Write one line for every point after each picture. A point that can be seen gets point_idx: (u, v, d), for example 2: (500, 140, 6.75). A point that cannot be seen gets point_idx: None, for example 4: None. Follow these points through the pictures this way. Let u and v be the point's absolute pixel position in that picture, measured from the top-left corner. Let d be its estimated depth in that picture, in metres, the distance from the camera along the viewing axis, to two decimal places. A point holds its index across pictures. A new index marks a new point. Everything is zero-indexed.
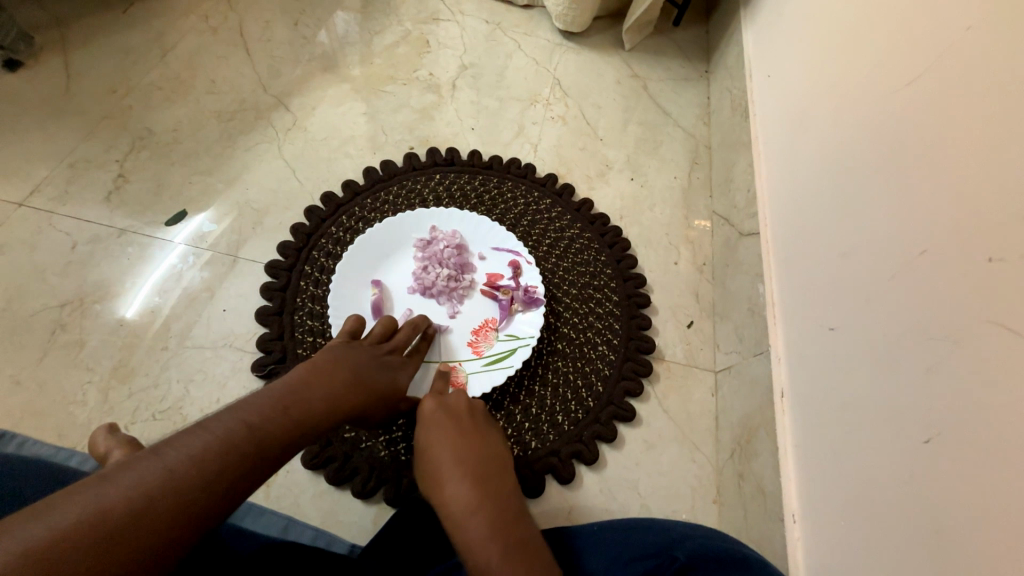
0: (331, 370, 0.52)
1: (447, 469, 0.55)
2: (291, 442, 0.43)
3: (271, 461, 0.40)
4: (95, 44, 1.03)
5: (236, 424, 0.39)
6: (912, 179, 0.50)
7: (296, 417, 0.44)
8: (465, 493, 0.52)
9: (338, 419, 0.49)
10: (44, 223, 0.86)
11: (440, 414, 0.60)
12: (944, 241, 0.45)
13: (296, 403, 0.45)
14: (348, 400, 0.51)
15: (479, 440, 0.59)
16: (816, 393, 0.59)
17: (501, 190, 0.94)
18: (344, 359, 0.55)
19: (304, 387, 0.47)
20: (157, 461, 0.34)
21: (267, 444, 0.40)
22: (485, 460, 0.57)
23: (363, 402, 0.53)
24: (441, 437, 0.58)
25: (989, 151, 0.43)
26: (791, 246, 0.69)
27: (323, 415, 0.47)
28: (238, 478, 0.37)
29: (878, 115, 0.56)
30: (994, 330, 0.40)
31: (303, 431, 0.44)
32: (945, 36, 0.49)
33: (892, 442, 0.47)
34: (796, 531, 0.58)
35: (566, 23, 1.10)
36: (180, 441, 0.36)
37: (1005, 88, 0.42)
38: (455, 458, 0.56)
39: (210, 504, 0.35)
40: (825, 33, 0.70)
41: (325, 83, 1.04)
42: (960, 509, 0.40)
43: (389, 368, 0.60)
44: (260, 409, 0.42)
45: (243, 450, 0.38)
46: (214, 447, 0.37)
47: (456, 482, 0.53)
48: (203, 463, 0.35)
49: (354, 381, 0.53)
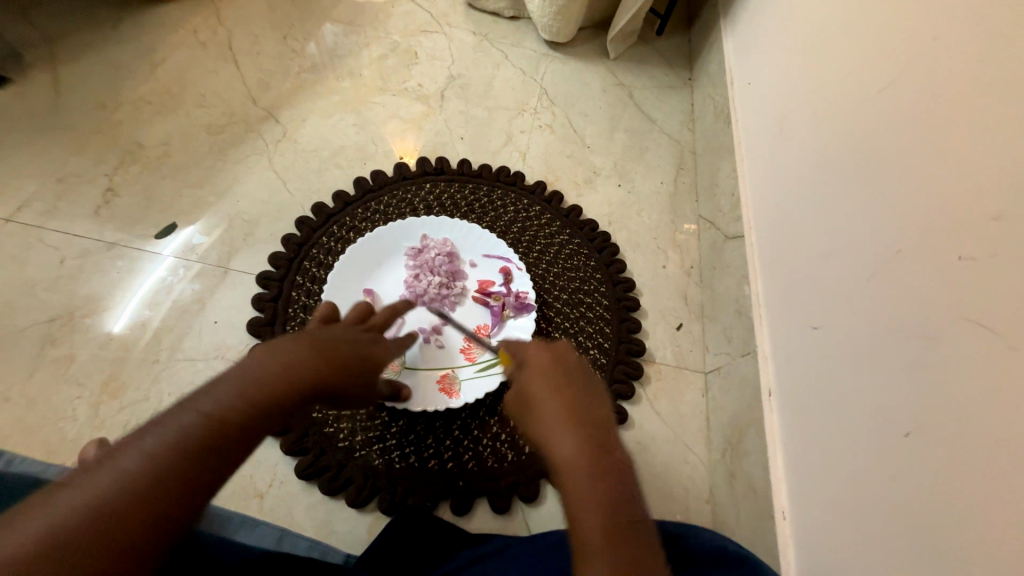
0: (293, 343, 0.41)
1: (556, 436, 0.42)
2: (254, 425, 0.36)
3: (234, 448, 0.35)
4: (85, 59, 1.04)
5: (192, 419, 0.35)
6: (886, 184, 0.51)
7: (258, 398, 0.37)
8: (584, 464, 0.40)
9: (321, 388, 0.41)
10: (33, 238, 0.86)
11: (551, 359, 0.47)
12: (917, 241, 0.47)
13: (260, 382, 0.38)
14: (330, 370, 0.42)
15: (589, 399, 0.45)
16: (802, 390, 0.60)
17: (492, 198, 0.95)
18: (308, 334, 0.43)
19: (266, 361, 0.39)
20: (107, 469, 0.32)
21: (230, 432, 0.35)
22: (601, 425, 0.43)
23: (348, 371, 0.44)
24: (548, 394, 0.44)
25: (955, 155, 0.45)
26: (774, 246, 0.71)
27: (297, 390, 0.39)
28: (198, 474, 0.34)
29: (855, 121, 0.57)
30: (966, 326, 0.42)
31: (272, 412, 0.38)
32: (914, 45, 0.51)
33: (876, 435, 0.48)
34: (786, 528, 0.59)
35: (552, 34, 1.12)
36: (122, 450, 0.33)
37: (974, 94, 0.44)
38: (570, 419, 0.42)
39: (171, 503, 0.32)
40: (803, 40, 0.71)
41: (314, 95, 1.05)
42: (942, 499, 0.41)
43: (373, 335, 0.53)
44: (214, 394, 0.36)
45: (201, 444, 0.34)
46: (157, 452, 0.33)
47: (572, 456, 0.40)
48: (145, 474, 0.32)
49: (324, 347, 0.43)
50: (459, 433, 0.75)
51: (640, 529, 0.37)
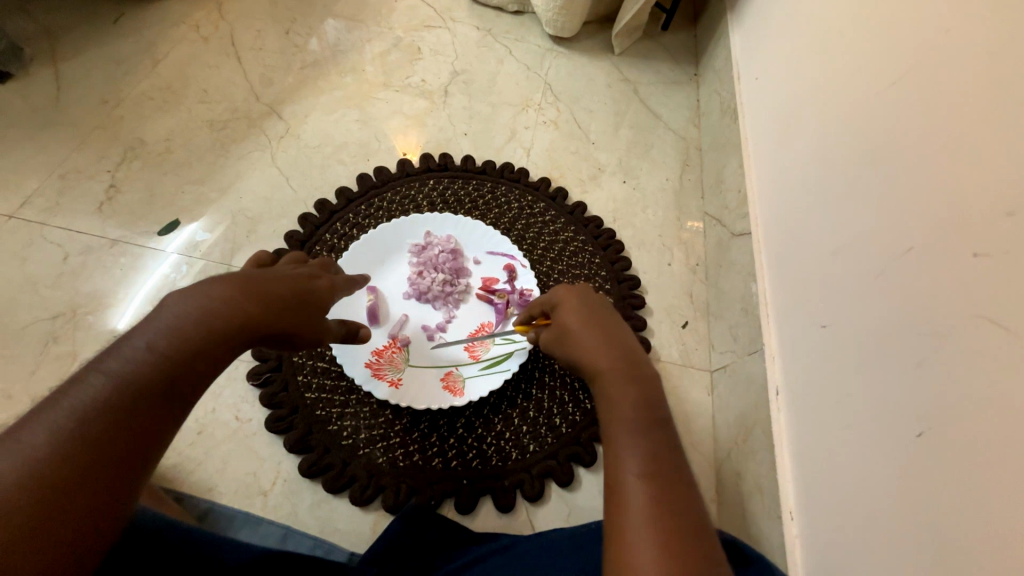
0: (207, 288, 0.43)
1: (591, 354, 0.49)
2: (178, 374, 0.39)
3: (161, 399, 0.37)
4: (86, 55, 1.03)
5: (101, 383, 0.36)
6: (898, 180, 0.51)
7: (169, 349, 0.39)
8: (612, 368, 0.46)
9: (247, 330, 0.44)
10: (35, 235, 0.86)
11: (581, 299, 0.54)
12: (928, 238, 0.46)
13: (175, 334, 0.39)
14: (252, 312, 0.45)
15: (613, 327, 0.51)
16: (811, 389, 0.59)
17: (496, 194, 0.94)
18: (231, 278, 0.46)
19: (175, 313, 0.40)
20: (19, 444, 0.33)
21: (145, 385, 0.37)
22: (625, 344, 0.49)
23: (271, 314, 0.47)
24: (578, 324, 0.52)
25: (968, 150, 0.44)
26: (782, 243, 0.70)
27: (222, 336, 0.42)
28: (129, 430, 0.35)
29: (866, 116, 0.57)
30: (979, 323, 0.41)
31: (194, 359, 0.40)
32: (926, 38, 0.50)
33: (886, 434, 0.47)
34: (794, 528, 0.58)
35: (556, 28, 1.11)
36: (39, 418, 0.34)
37: (988, 88, 0.43)
38: (602, 341, 0.49)
39: (108, 460, 0.34)
40: (812, 34, 0.70)
41: (316, 91, 1.05)
42: (954, 499, 0.40)
43: (302, 280, 0.55)
44: (123, 352, 0.38)
45: (120, 402, 0.36)
46: (81, 413, 0.34)
47: (605, 364, 0.47)
48: (69, 434, 0.33)
49: (241, 292, 0.45)
50: (463, 431, 0.75)
51: (661, 421, 0.43)
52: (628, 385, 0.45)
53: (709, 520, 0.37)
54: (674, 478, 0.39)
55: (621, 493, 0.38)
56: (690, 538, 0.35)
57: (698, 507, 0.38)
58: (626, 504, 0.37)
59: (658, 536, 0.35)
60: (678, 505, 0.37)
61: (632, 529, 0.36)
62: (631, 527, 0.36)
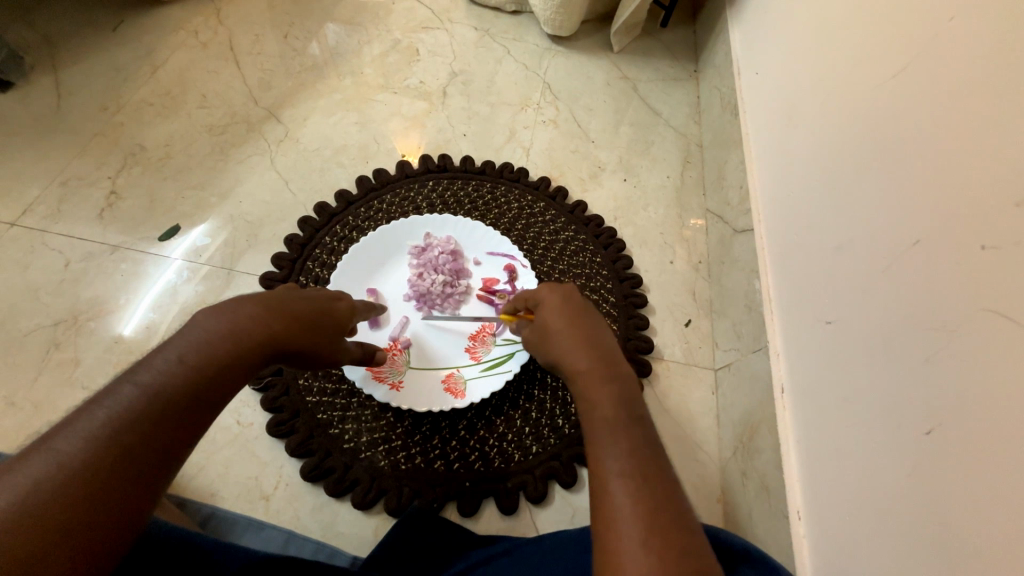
0: (234, 306, 0.45)
1: (571, 356, 0.49)
2: (207, 390, 0.39)
3: (188, 411, 0.37)
4: (87, 62, 1.04)
5: (133, 393, 0.36)
6: (903, 173, 0.50)
7: (199, 363, 0.39)
8: (589, 371, 0.46)
9: (262, 356, 0.44)
10: (37, 242, 0.86)
11: (562, 299, 0.54)
12: (935, 231, 0.46)
13: (200, 350, 0.40)
14: (277, 331, 0.46)
15: (595, 327, 0.52)
16: (817, 386, 0.58)
17: (495, 194, 0.94)
18: (257, 297, 0.47)
19: (202, 328, 0.41)
20: (51, 453, 0.32)
21: (175, 398, 0.37)
22: (607, 346, 0.49)
23: (291, 331, 0.48)
24: (559, 323, 0.52)
25: (973, 142, 0.43)
26: (785, 240, 0.69)
27: (246, 355, 0.42)
28: (157, 442, 0.35)
29: (869, 108, 0.56)
30: (988, 317, 0.40)
31: (218, 375, 0.40)
32: (929, 29, 0.49)
33: (892, 433, 0.47)
34: (802, 528, 0.57)
35: (554, 27, 1.10)
36: (71, 424, 0.34)
37: (995, 78, 0.42)
38: (583, 341, 0.49)
39: (134, 472, 0.33)
40: (812, 28, 0.70)
41: (315, 95, 1.04)
42: (965, 498, 0.39)
43: (328, 302, 0.57)
44: (155, 364, 0.38)
45: (150, 415, 0.35)
46: (113, 423, 0.34)
47: (583, 364, 0.47)
48: (101, 442, 0.33)
49: (267, 309, 0.46)
50: (465, 433, 0.74)
51: (642, 421, 0.43)
52: (604, 384, 0.45)
53: (693, 517, 0.37)
54: (655, 476, 0.38)
55: (605, 493, 0.38)
56: (673, 534, 0.35)
57: (681, 506, 0.37)
58: (611, 506, 0.37)
59: (642, 534, 0.34)
60: (664, 516, 0.36)
61: (615, 529, 0.35)
62: (620, 527, 0.35)
